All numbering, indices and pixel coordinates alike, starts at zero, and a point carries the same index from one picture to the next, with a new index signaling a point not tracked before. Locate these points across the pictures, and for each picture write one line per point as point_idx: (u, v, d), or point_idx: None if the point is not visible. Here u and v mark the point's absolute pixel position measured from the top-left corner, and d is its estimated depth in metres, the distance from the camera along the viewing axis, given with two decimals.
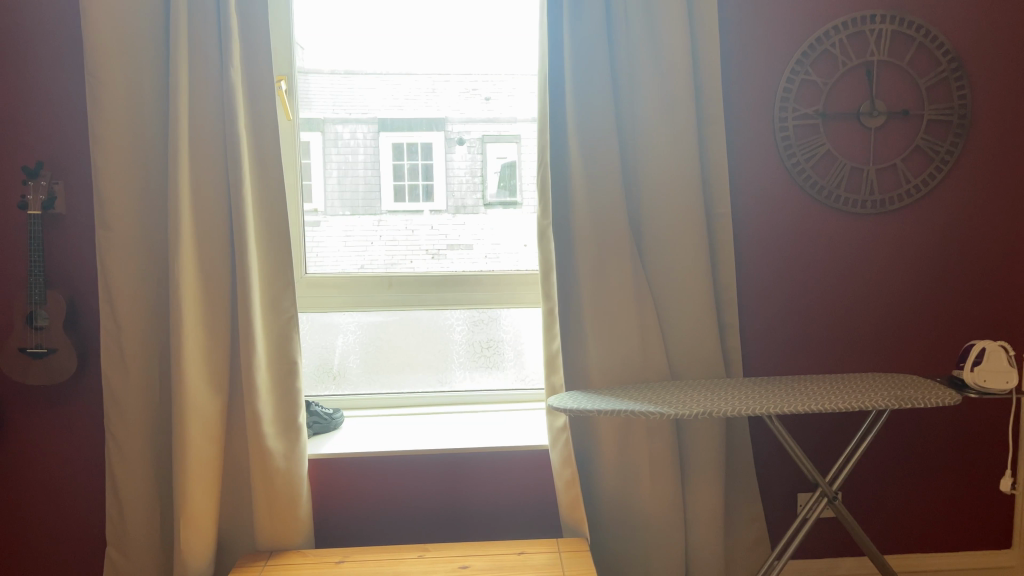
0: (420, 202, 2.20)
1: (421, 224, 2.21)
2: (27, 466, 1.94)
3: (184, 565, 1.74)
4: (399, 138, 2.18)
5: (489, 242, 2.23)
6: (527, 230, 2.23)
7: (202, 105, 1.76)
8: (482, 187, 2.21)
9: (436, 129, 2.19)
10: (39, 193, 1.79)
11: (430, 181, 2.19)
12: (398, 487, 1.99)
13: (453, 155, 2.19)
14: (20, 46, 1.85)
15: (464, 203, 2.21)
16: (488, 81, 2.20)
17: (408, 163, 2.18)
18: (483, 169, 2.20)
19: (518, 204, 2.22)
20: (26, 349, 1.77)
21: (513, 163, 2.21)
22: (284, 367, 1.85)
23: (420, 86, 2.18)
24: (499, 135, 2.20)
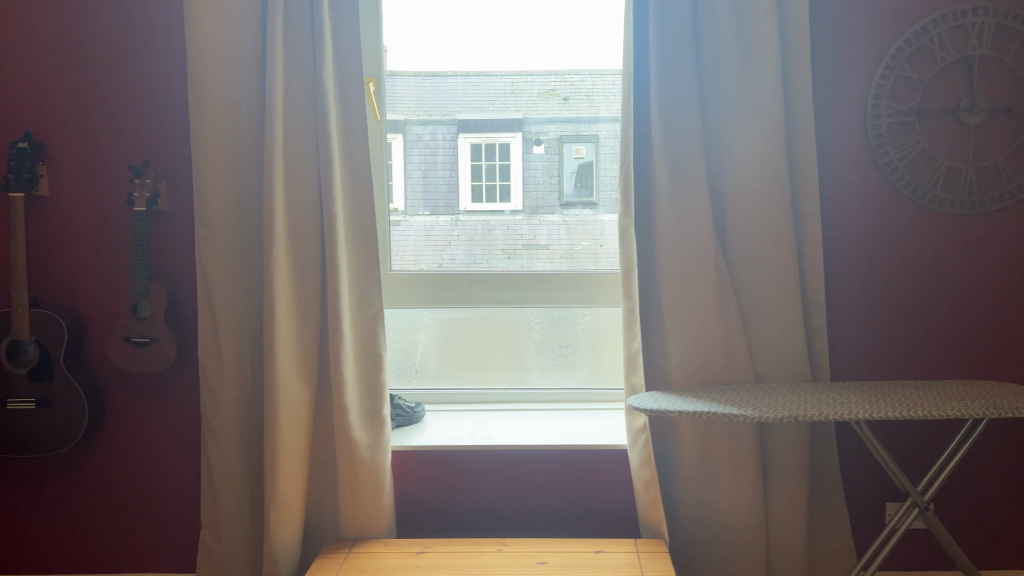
0: (497, 202, 2.22)
1: (499, 224, 2.24)
2: (129, 450, 2.05)
3: (273, 549, 1.81)
4: (477, 138, 2.20)
5: (566, 242, 2.24)
6: (604, 230, 2.24)
7: (296, 105, 1.82)
8: (559, 186, 2.21)
9: (515, 129, 2.20)
10: (144, 191, 1.88)
11: (508, 181, 2.21)
12: (477, 481, 2.02)
13: (531, 156, 2.21)
14: (129, 51, 1.96)
15: (541, 203, 2.22)
16: (569, 81, 2.21)
17: (486, 164, 2.20)
18: (560, 169, 2.22)
19: (596, 204, 2.22)
20: (131, 338, 1.88)
21: (590, 163, 2.22)
22: (369, 362, 1.90)
23: (498, 88, 2.21)
24: (576, 135, 2.21)
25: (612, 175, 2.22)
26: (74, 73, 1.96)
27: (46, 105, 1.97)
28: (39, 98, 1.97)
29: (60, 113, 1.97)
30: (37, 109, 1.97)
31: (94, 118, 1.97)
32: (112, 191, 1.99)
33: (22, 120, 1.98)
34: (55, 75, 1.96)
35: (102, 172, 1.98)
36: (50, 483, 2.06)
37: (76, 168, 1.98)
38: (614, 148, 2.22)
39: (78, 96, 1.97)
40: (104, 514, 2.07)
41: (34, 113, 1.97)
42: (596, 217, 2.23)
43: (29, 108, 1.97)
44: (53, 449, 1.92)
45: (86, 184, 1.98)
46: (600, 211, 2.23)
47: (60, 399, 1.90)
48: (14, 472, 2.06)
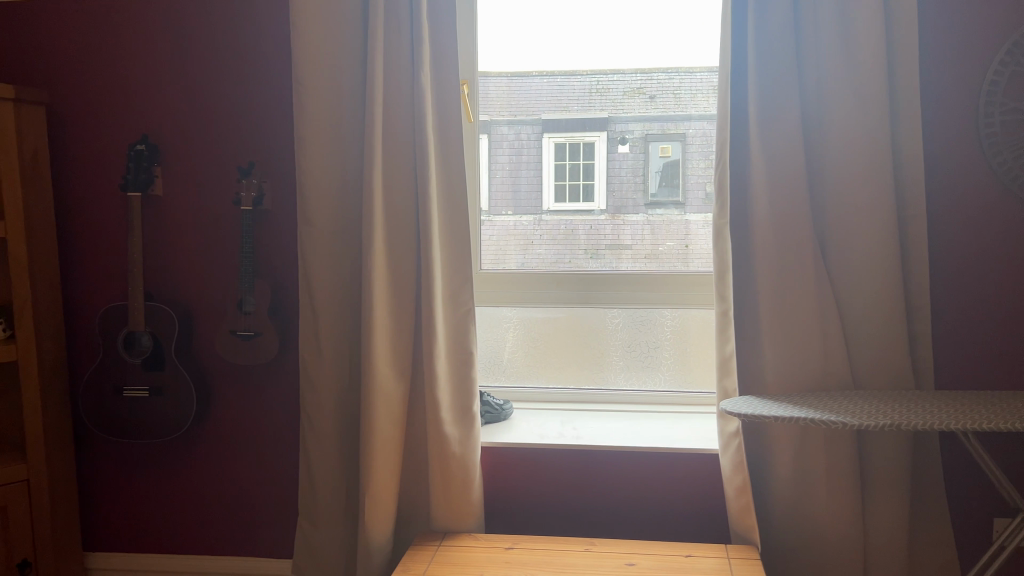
0: (580, 202, 2.22)
1: (582, 224, 2.24)
2: (233, 438, 2.14)
3: (367, 538, 1.87)
4: (561, 138, 2.21)
5: (649, 242, 2.22)
6: (689, 231, 2.20)
7: (395, 107, 1.87)
8: (643, 185, 2.20)
9: (599, 129, 2.20)
10: (250, 190, 1.96)
11: (591, 181, 2.21)
12: (565, 481, 2.03)
13: (615, 155, 2.20)
14: (238, 56, 2.04)
15: (625, 203, 2.21)
16: (658, 80, 2.18)
17: (570, 163, 2.21)
18: (645, 169, 2.19)
19: (682, 205, 2.19)
20: (237, 331, 1.96)
21: (676, 162, 2.18)
22: (460, 358, 1.94)
23: (583, 87, 2.21)
24: (663, 132, 2.18)
25: (701, 175, 2.17)
26: (186, 79, 2.07)
27: (160, 110, 2.08)
28: (154, 103, 2.08)
29: (173, 117, 2.08)
30: (152, 113, 2.09)
31: (204, 121, 2.07)
32: (219, 190, 2.08)
33: (139, 123, 2.09)
34: (168, 81, 2.07)
35: (211, 173, 2.08)
36: (160, 467, 2.18)
37: (187, 169, 2.09)
38: (702, 147, 2.16)
39: (189, 100, 2.07)
40: (208, 499, 2.17)
41: (150, 117, 2.09)
42: (682, 217, 2.20)
43: (145, 112, 2.09)
44: (163, 435, 2.03)
45: (196, 184, 2.09)
46: (687, 212, 2.19)
47: (170, 388, 2.01)
48: (128, 456, 2.19)
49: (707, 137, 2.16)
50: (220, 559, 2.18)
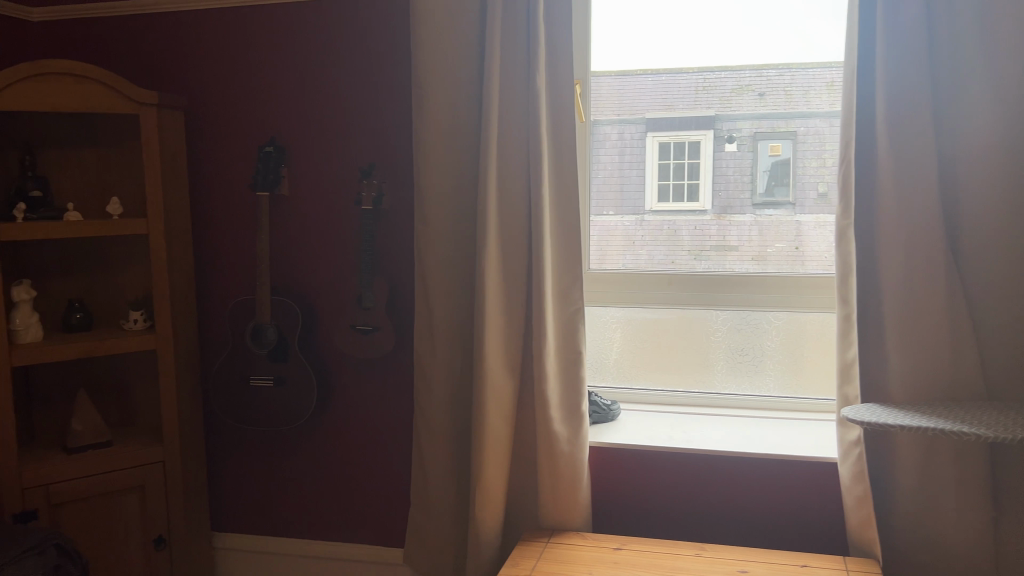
0: (684, 202, 2.19)
1: (686, 224, 2.20)
2: (350, 429, 2.23)
3: (478, 532, 1.91)
4: (665, 137, 2.18)
5: (756, 243, 2.17)
6: (799, 232, 2.13)
7: (510, 107, 1.90)
8: (751, 185, 2.14)
9: (705, 127, 2.16)
10: (371, 191, 2.05)
11: (696, 180, 2.17)
12: (674, 484, 2.01)
13: (722, 154, 2.15)
14: (360, 61, 2.12)
15: (732, 203, 2.16)
16: (765, 76, 2.12)
17: (675, 163, 2.18)
18: (753, 168, 2.13)
19: (791, 204, 2.12)
20: (357, 325, 2.06)
21: (786, 161, 2.11)
22: (569, 357, 1.94)
23: (689, 85, 2.17)
24: (772, 130, 2.12)
25: (814, 173, 2.10)
26: (309, 83, 2.16)
27: (285, 113, 2.19)
28: (279, 106, 2.19)
29: (297, 119, 2.18)
30: (278, 116, 2.19)
31: (325, 123, 2.16)
32: (339, 189, 2.17)
33: (266, 126, 2.21)
34: (293, 84, 2.17)
35: (333, 173, 2.17)
36: (280, 455, 2.29)
37: (311, 170, 2.18)
38: (813, 145, 2.10)
39: (312, 103, 2.17)
40: (325, 487, 2.27)
41: (276, 120, 2.19)
42: (792, 218, 2.13)
43: (271, 115, 2.20)
44: (285, 423, 2.13)
45: (318, 184, 2.18)
46: (799, 213, 2.13)
47: (293, 378, 2.11)
48: (251, 443, 2.30)
49: (818, 134, 2.09)
50: (336, 544, 2.27)
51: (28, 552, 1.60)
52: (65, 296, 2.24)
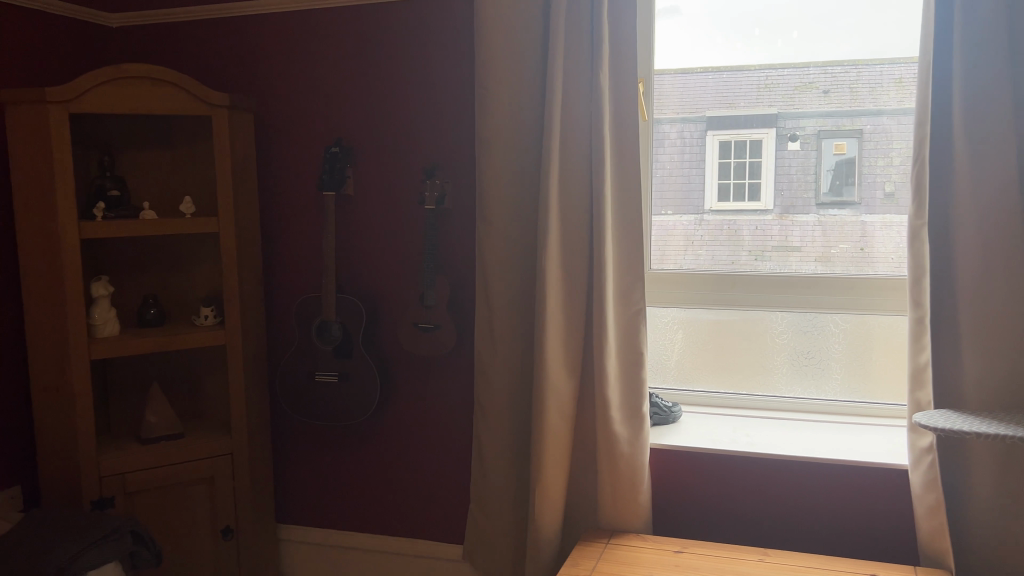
0: (746, 202, 2.15)
1: (747, 223, 2.16)
2: (411, 425, 2.26)
3: (538, 531, 1.92)
4: (726, 134, 2.15)
5: (820, 244, 2.12)
6: (864, 233, 2.08)
7: (573, 105, 1.89)
8: (815, 185, 2.09)
9: (769, 125, 2.12)
10: (434, 191, 2.08)
11: (757, 180, 2.13)
12: (736, 489, 1.98)
13: (785, 152, 2.11)
14: (424, 62, 2.14)
15: (795, 203, 2.12)
16: (828, 73, 2.08)
17: (736, 161, 2.14)
18: (817, 167, 2.09)
19: (855, 204, 2.08)
20: (420, 323, 2.09)
21: (851, 160, 2.07)
22: (630, 358, 1.93)
23: (752, 82, 2.13)
24: (836, 129, 2.08)
25: (877, 173, 2.06)
26: (374, 84, 2.20)
27: (350, 113, 2.23)
28: (345, 107, 2.23)
29: (362, 120, 2.22)
30: (344, 117, 2.23)
31: (390, 123, 2.19)
32: (403, 189, 2.20)
33: (332, 127, 2.25)
34: (358, 85, 2.21)
35: (397, 173, 2.20)
36: (342, 449, 2.33)
37: (375, 170, 2.22)
38: (879, 144, 2.05)
39: (377, 104, 2.20)
40: (387, 482, 2.30)
41: (342, 121, 2.24)
42: (857, 219, 2.08)
43: (337, 116, 2.24)
44: (348, 419, 2.17)
45: (382, 184, 2.21)
46: (863, 213, 2.08)
47: (356, 374, 2.15)
48: (315, 438, 2.35)
49: (885, 132, 2.05)
50: (397, 538, 2.31)
51: (106, 538, 1.67)
52: (140, 291, 2.32)
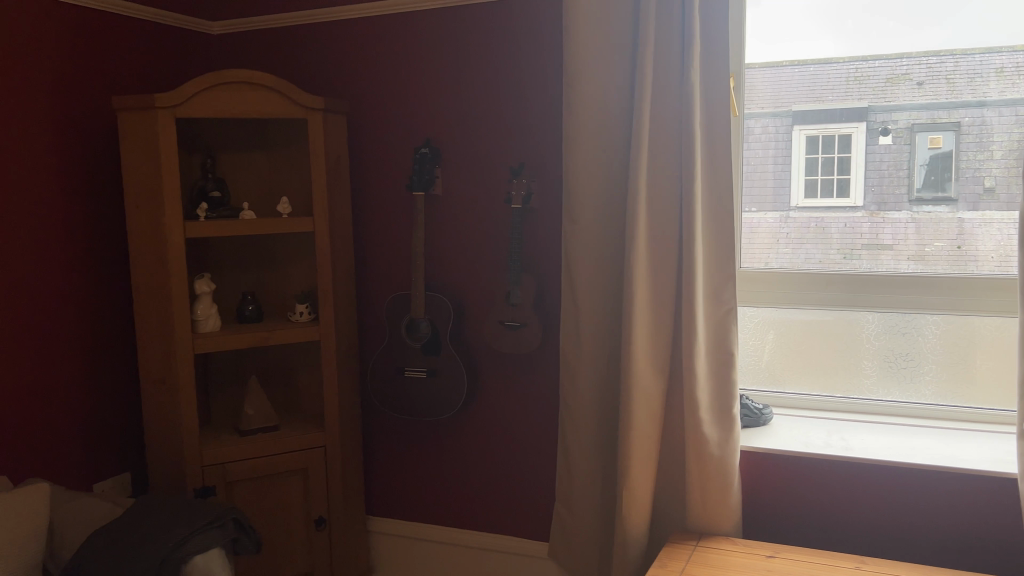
0: (835, 199, 2.09)
1: (836, 220, 2.10)
2: (497, 422, 2.28)
3: (624, 531, 1.91)
4: (813, 129, 2.09)
5: (913, 242, 2.04)
6: (962, 230, 2.00)
7: (662, 100, 1.86)
8: (908, 180, 2.02)
9: (859, 119, 2.05)
10: (520, 190, 2.11)
11: (847, 176, 2.07)
12: (830, 494, 1.93)
13: (876, 147, 2.04)
14: (511, 61, 2.16)
15: (888, 199, 2.05)
16: (924, 64, 2.00)
17: (824, 156, 2.08)
18: (910, 161, 2.02)
19: (953, 200, 1.99)
20: (505, 321, 2.11)
21: (948, 154, 1.99)
22: (720, 358, 1.90)
23: (840, 76, 2.07)
24: (933, 122, 2.00)
25: (973, 167, 1.97)
26: (462, 84, 2.23)
27: (438, 114, 2.26)
28: (433, 107, 2.27)
29: (450, 121, 2.25)
30: (432, 117, 2.27)
31: (477, 123, 2.22)
32: (490, 188, 2.22)
33: (421, 128, 2.29)
34: (446, 86, 2.24)
35: (484, 172, 2.22)
36: (429, 445, 2.38)
37: (463, 170, 2.25)
38: (979, 137, 1.97)
39: (465, 104, 2.23)
40: (473, 478, 2.34)
41: (430, 121, 2.27)
42: (954, 216, 2.00)
43: (425, 117, 2.28)
44: (435, 414, 2.21)
45: (469, 183, 2.24)
46: (960, 209, 2.00)
47: (444, 371, 2.19)
48: (403, 433, 2.40)
49: (984, 125, 1.96)
50: (483, 534, 2.34)
51: (210, 525, 1.73)
52: (239, 289, 2.42)
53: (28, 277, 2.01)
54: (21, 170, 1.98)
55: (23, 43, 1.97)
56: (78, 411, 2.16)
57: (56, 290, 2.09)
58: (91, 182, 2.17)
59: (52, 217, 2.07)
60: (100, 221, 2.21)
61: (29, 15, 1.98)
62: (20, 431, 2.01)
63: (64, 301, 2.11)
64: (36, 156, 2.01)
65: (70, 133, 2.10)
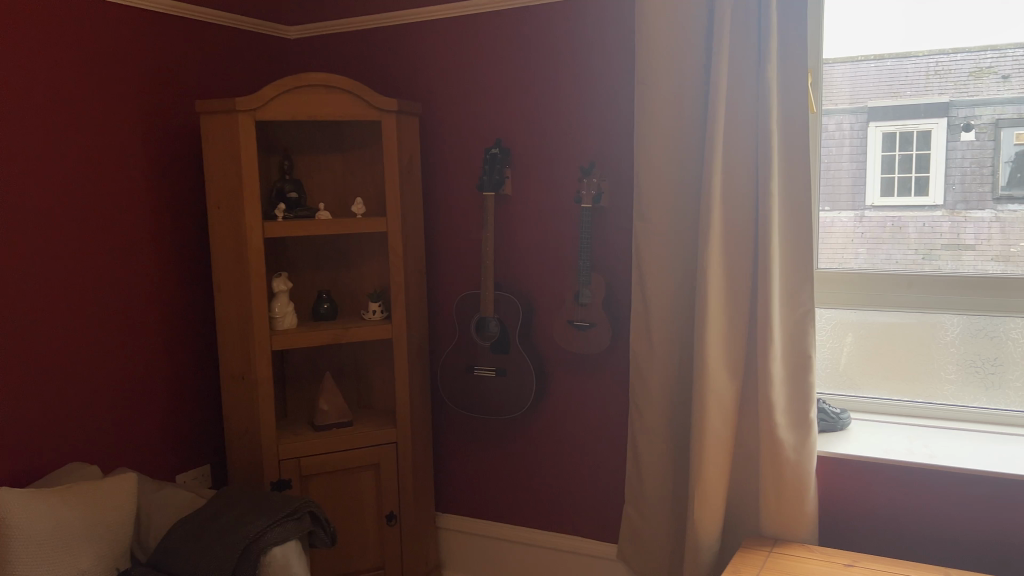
0: (913, 197, 2.02)
1: (913, 220, 2.03)
2: (566, 422, 2.28)
3: (696, 535, 1.89)
4: (890, 126, 2.03)
5: (998, 242, 1.96)
6: None
7: (737, 97, 1.83)
8: (993, 178, 1.94)
9: (939, 115, 1.98)
10: (591, 189, 2.09)
11: (926, 174, 2.00)
12: (912, 503, 1.86)
13: (956, 143, 1.97)
14: (581, 60, 2.15)
15: (970, 197, 1.97)
16: (1011, 56, 1.92)
17: (900, 154, 2.02)
18: (994, 159, 1.94)
19: None
20: (575, 321, 2.11)
21: None
22: (797, 360, 1.86)
23: (919, 70, 2.00)
24: (1020, 117, 1.91)
25: None
26: (532, 84, 2.23)
27: (508, 114, 2.27)
28: (503, 107, 2.28)
29: (520, 121, 2.26)
30: (502, 118, 2.28)
31: (547, 123, 2.22)
32: (560, 188, 2.22)
33: (491, 128, 2.30)
34: (516, 86, 2.25)
35: (555, 171, 2.22)
36: (498, 443, 2.39)
37: (533, 170, 2.25)
38: None
39: (536, 104, 2.23)
40: (542, 479, 2.34)
41: (501, 121, 2.29)
42: None
43: (496, 117, 2.29)
44: (505, 413, 2.22)
45: (539, 183, 2.24)
46: None
47: (514, 370, 2.20)
48: (472, 431, 2.42)
49: None
50: (552, 534, 2.34)
51: (287, 517, 1.77)
52: (314, 287, 2.47)
53: (117, 276, 2.11)
54: (111, 173, 2.07)
55: (113, 52, 2.06)
56: (163, 405, 2.25)
57: (142, 287, 2.18)
58: (176, 184, 2.26)
59: (139, 217, 2.16)
60: (184, 221, 2.29)
61: (119, 24, 2.07)
62: (109, 422, 2.10)
63: (150, 299, 2.20)
64: (124, 159, 2.10)
65: (157, 137, 2.19)
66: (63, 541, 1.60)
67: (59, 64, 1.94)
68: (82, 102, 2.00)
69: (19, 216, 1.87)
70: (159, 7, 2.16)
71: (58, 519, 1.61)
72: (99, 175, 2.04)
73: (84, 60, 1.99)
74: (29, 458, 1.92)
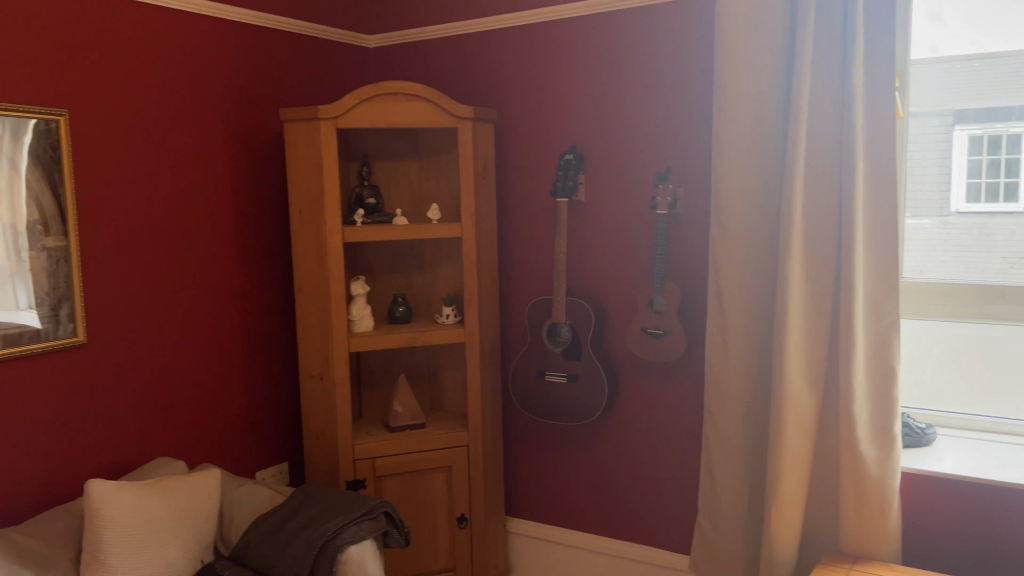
0: (1000, 204, 1.95)
1: (1001, 228, 1.95)
2: (637, 430, 2.26)
3: (772, 549, 1.85)
4: (978, 129, 1.95)
5: None
6: None
7: (821, 102, 1.79)
8: None
9: None
10: (666, 195, 2.07)
11: (1016, 179, 1.92)
12: (1003, 525, 1.78)
13: None
14: (657, 66, 2.14)
15: None
16: None
17: (988, 159, 1.95)
18: None
19: None
20: (647, 329, 2.09)
21: None
22: (881, 373, 1.81)
23: (1009, 71, 1.92)
24: None
25: None
26: (607, 90, 2.23)
27: (582, 120, 2.27)
28: (577, 113, 2.28)
29: (595, 127, 2.25)
30: (577, 123, 2.28)
31: (622, 129, 2.21)
32: (634, 195, 2.21)
33: (565, 134, 2.31)
34: (591, 92, 2.25)
35: (629, 178, 2.21)
36: (569, 450, 2.38)
37: (607, 177, 2.24)
38: None
39: (611, 110, 2.22)
40: (613, 486, 2.32)
41: (575, 127, 2.29)
42: None
43: (570, 124, 2.30)
44: (577, 420, 2.22)
45: (613, 190, 2.24)
46: None
47: (586, 377, 2.19)
48: (543, 437, 2.43)
49: None
50: (623, 542, 2.33)
51: (363, 516, 1.80)
52: (391, 291, 2.52)
53: (204, 278, 2.19)
54: (199, 179, 2.16)
55: (203, 63, 2.15)
56: (245, 403, 2.33)
57: (226, 289, 2.25)
58: (261, 190, 2.33)
59: (225, 222, 2.24)
60: (268, 226, 2.37)
61: (209, 37, 2.15)
62: (194, 419, 2.19)
63: (235, 301, 2.28)
64: (212, 166, 2.19)
65: (243, 145, 2.27)
66: (151, 535, 1.66)
67: (153, 76, 2.03)
68: (174, 112, 2.09)
69: (115, 221, 1.96)
70: (246, 18, 2.24)
71: (147, 513, 1.67)
72: (188, 181, 2.13)
73: (176, 72, 2.09)
74: (121, 452, 2.01)
